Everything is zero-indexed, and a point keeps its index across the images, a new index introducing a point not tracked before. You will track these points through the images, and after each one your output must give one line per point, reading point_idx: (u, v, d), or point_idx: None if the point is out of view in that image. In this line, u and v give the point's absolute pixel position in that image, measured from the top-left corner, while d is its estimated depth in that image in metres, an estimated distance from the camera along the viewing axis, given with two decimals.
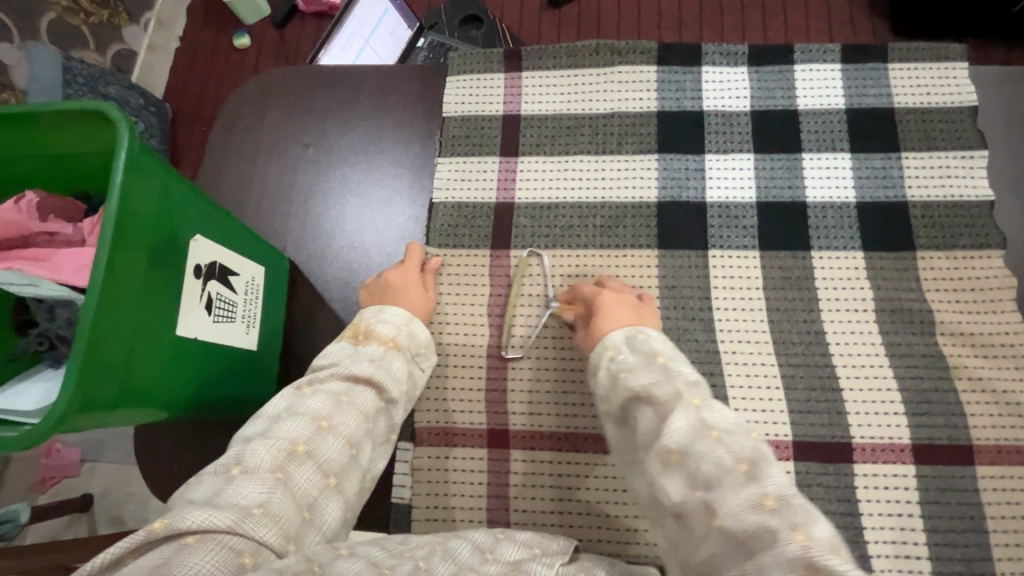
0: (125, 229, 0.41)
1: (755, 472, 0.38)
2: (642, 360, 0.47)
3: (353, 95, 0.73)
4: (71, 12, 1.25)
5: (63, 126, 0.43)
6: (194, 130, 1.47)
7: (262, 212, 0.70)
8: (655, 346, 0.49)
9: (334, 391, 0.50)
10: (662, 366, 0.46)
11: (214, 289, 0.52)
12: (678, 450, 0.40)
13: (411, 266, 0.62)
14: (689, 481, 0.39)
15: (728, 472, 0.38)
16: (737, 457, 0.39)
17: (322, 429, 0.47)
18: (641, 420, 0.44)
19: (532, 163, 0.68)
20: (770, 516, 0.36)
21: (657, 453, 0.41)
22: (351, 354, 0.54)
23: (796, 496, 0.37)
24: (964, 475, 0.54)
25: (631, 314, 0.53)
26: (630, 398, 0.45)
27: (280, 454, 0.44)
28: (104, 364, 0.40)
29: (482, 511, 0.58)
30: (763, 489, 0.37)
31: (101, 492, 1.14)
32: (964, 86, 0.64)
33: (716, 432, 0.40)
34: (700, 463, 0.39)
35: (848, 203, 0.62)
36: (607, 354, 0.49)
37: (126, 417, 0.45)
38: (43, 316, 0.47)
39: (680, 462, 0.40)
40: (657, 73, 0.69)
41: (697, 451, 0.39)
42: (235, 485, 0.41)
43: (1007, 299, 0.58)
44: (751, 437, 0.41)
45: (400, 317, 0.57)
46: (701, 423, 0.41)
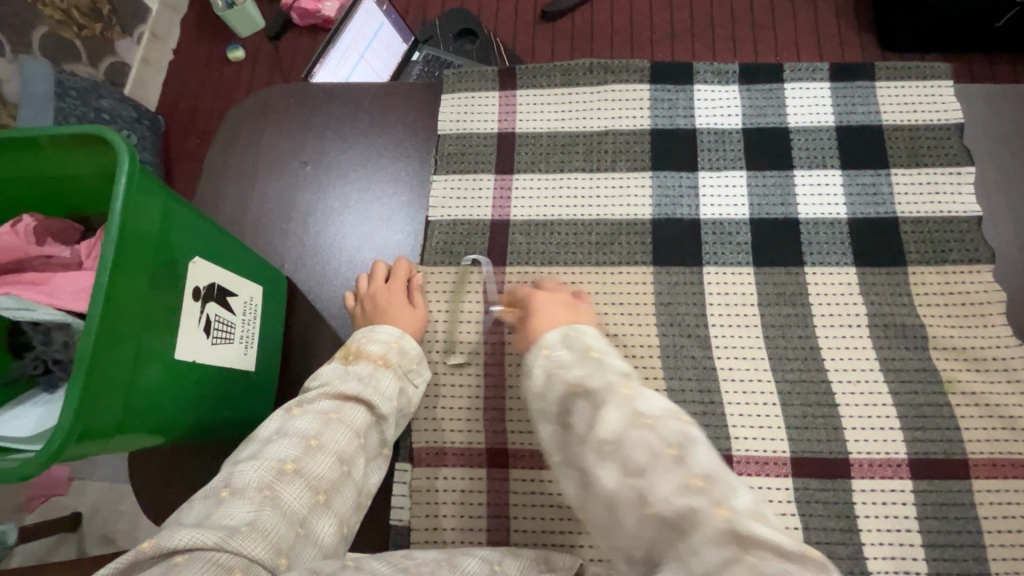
0: (125, 254, 0.41)
1: (682, 456, 0.38)
2: (576, 355, 0.46)
3: (349, 114, 0.74)
4: (64, 25, 1.25)
5: (60, 150, 0.43)
6: (187, 143, 1.47)
7: (258, 230, 0.70)
8: (588, 341, 0.47)
9: (323, 411, 0.50)
10: (596, 360, 0.45)
11: (213, 311, 0.52)
12: (611, 440, 0.39)
13: (396, 285, 0.62)
14: (623, 468, 0.38)
15: (715, 473, 0.37)
16: (666, 441, 0.38)
17: (313, 446, 0.47)
18: (603, 416, 0.42)
19: (527, 181, 0.68)
20: (702, 496, 0.36)
21: (590, 444, 0.40)
22: (341, 374, 0.53)
23: (771, 501, 0.37)
24: (961, 490, 0.54)
25: (580, 311, 0.54)
26: (563, 396, 0.43)
27: (267, 474, 0.44)
28: (105, 391, 0.40)
29: (480, 532, 0.57)
30: (692, 470, 0.37)
31: (91, 511, 1.13)
32: (950, 104, 0.66)
33: (646, 419, 0.39)
34: (634, 450, 0.38)
35: (839, 219, 0.63)
36: (540, 353, 0.47)
37: (126, 443, 0.45)
38: (40, 340, 0.47)
39: (612, 452, 0.39)
40: (650, 90, 0.70)
41: (684, 448, 0.38)
42: (227, 505, 0.42)
43: (997, 313, 0.59)
44: (678, 419, 0.40)
45: (391, 335, 0.57)
46: (631, 412, 0.40)
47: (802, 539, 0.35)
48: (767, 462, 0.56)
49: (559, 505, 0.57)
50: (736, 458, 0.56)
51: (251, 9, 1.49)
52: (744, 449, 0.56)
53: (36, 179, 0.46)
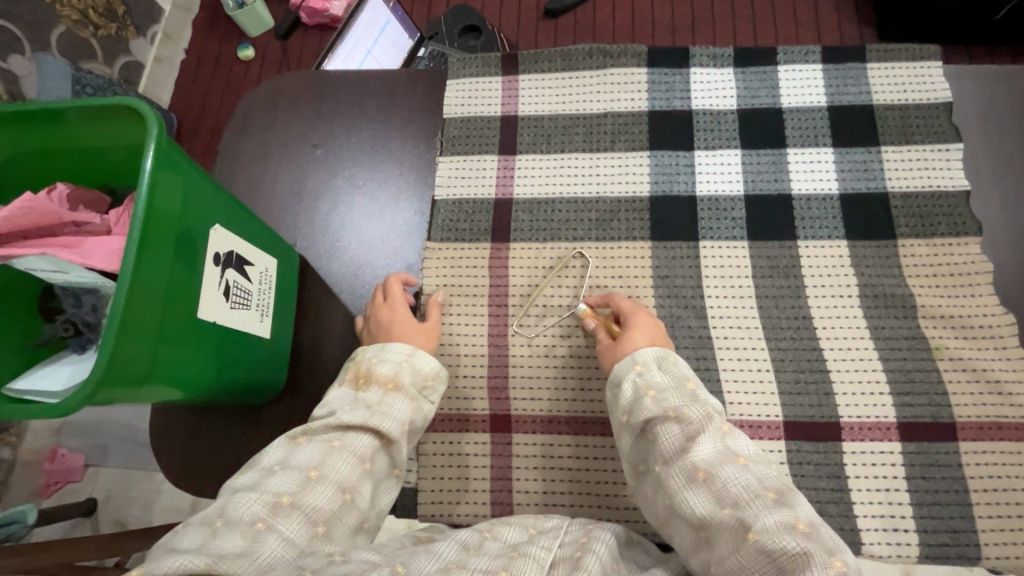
0: (153, 216, 0.44)
1: (784, 499, 0.42)
2: (672, 381, 0.51)
3: (358, 100, 0.77)
4: (81, 25, 1.29)
5: (90, 122, 0.47)
6: (200, 139, 1.51)
7: (273, 209, 0.73)
8: (684, 370, 0.52)
9: (328, 438, 0.51)
10: (692, 392, 0.50)
11: (231, 278, 0.55)
12: (704, 468, 0.44)
13: (400, 302, 0.62)
14: (717, 499, 0.43)
15: (755, 496, 0.42)
16: (767, 485, 0.43)
17: (311, 478, 0.48)
18: (665, 436, 0.48)
19: (530, 161, 0.71)
20: (809, 540, 0.38)
21: (680, 468, 0.45)
22: (351, 401, 0.54)
23: (824, 527, 0.40)
24: (948, 451, 0.56)
25: (660, 336, 0.56)
26: (658, 416, 0.48)
27: (294, 480, 0.47)
28: (134, 342, 0.43)
29: (485, 493, 0.60)
30: (796, 514, 0.40)
31: (105, 496, 1.16)
32: (940, 83, 0.68)
33: (743, 458, 0.45)
34: (731, 483, 0.43)
35: (831, 194, 0.65)
36: (636, 369, 0.52)
37: (152, 396, 0.48)
38: (70, 303, 0.50)
39: (705, 479, 0.44)
40: (647, 74, 0.72)
41: (723, 474, 0.44)
42: (238, 496, 0.45)
43: (985, 283, 0.61)
44: (771, 467, 0.45)
45: (401, 353, 0.58)
46: (728, 451, 0.46)
47: (853, 568, 0.37)
48: (762, 426, 0.58)
49: (561, 468, 0.60)
50: (732, 421, 0.58)
51: (261, 9, 1.53)
52: (739, 413, 0.59)
53: (67, 151, 0.50)
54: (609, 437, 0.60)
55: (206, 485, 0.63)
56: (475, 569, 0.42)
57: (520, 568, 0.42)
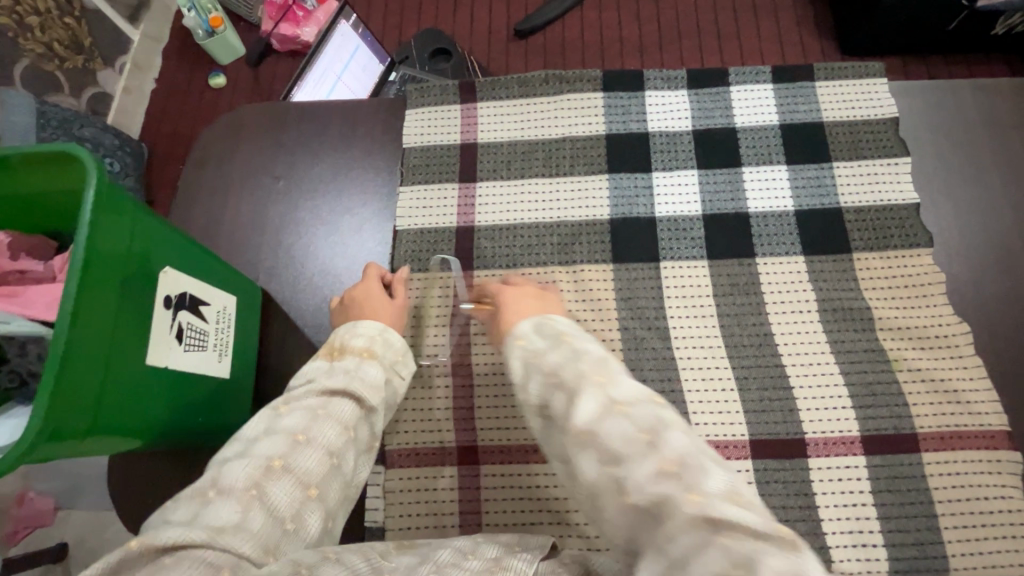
0: (96, 262, 0.43)
1: (655, 440, 0.38)
2: (551, 342, 0.47)
3: (320, 130, 0.76)
4: (46, 58, 1.28)
5: (31, 168, 0.45)
6: (170, 168, 1.49)
7: (238, 243, 0.72)
8: (561, 328, 0.49)
9: (310, 406, 0.52)
10: (571, 346, 0.46)
11: (185, 319, 0.54)
12: (586, 428, 0.40)
13: (374, 280, 0.63)
14: (602, 458, 0.39)
15: (631, 443, 0.38)
16: (640, 427, 0.39)
17: (277, 467, 0.47)
18: (557, 404, 0.43)
19: (490, 188, 0.71)
20: (674, 483, 0.36)
21: (570, 435, 0.41)
22: (326, 370, 0.55)
23: (693, 456, 0.37)
24: (912, 462, 0.57)
25: (532, 303, 0.54)
26: (543, 386, 0.44)
27: (257, 471, 0.46)
28: (75, 396, 0.41)
29: (454, 528, 0.59)
30: (665, 455, 0.37)
31: (77, 540, 1.11)
32: (885, 100, 0.70)
33: (621, 405, 0.40)
34: (611, 440, 0.39)
35: (787, 211, 0.66)
36: (516, 343, 0.48)
37: (100, 448, 0.46)
38: (14, 352, 0.47)
39: (589, 440, 0.39)
40: (603, 99, 0.73)
41: (606, 428, 0.39)
42: (210, 500, 0.43)
43: (937, 293, 0.62)
44: (652, 404, 0.41)
45: (373, 328, 0.59)
46: (607, 402, 0.41)
47: (714, 496, 0.35)
48: (729, 446, 0.58)
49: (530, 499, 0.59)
50: None
51: (231, 37, 1.53)
52: (706, 435, 0.58)
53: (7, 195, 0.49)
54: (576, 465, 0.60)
55: None
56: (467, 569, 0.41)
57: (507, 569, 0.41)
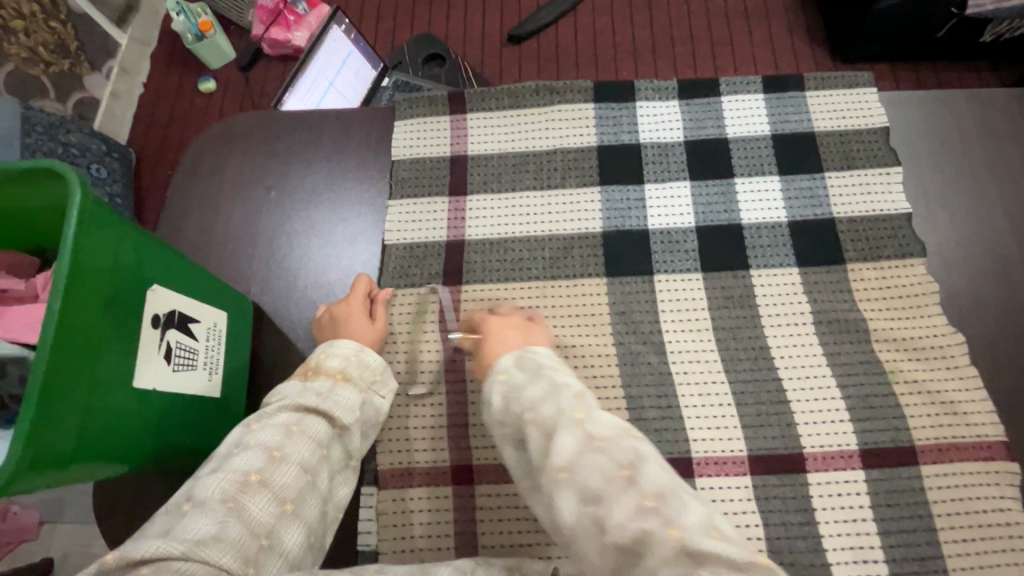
0: (79, 283, 0.41)
1: (634, 476, 0.37)
2: (529, 376, 0.47)
3: (309, 141, 0.75)
4: (31, 62, 1.26)
5: (11, 184, 0.44)
6: (158, 174, 1.47)
7: (228, 256, 0.70)
8: (541, 361, 0.49)
9: (284, 422, 0.51)
10: (550, 381, 0.46)
11: (174, 338, 0.52)
12: (566, 466, 0.39)
13: (356, 298, 0.62)
14: (581, 497, 0.37)
15: (611, 480, 0.37)
16: (619, 462, 0.38)
17: (251, 482, 0.46)
18: (533, 441, 0.42)
19: (481, 200, 0.70)
20: (654, 517, 0.35)
21: (546, 473, 0.40)
22: (300, 390, 0.54)
23: (672, 490, 0.37)
24: (910, 476, 0.56)
25: (517, 334, 0.54)
26: (521, 418, 0.44)
27: (231, 485, 0.45)
28: (57, 422, 0.40)
29: (449, 550, 0.58)
30: (643, 490, 0.37)
31: (62, 556, 1.07)
32: (876, 109, 0.70)
33: (598, 441, 0.40)
34: (588, 475, 0.38)
35: (780, 223, 0.66)
36: (496, 377, 0.48)
37: (87, 475, 0.45)
38: None
39: (567, 478, 0.38)
40: (595, 109, 0.73)
41: (583, 464, 0.38)
42: (188, 517, 0.42)
43: (931, 304, 0.62)
44: (628, 437, 0.41)
45: (349, 347, 0.58)
46: (584, 435, 0.40)
47: (692, 527, 0.35)
48: (726, 462, 0.57)
49: (525, 519, 0.58)
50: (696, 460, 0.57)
51: (221, 42, 1.51)
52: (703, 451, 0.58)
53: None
54: None
55: None
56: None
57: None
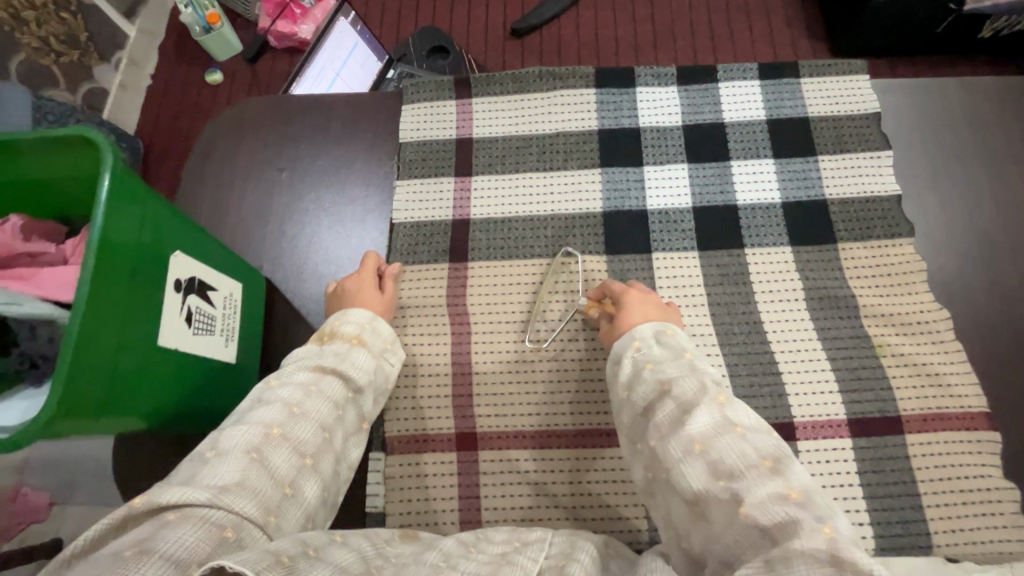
0: (111, 244, 0.44)
1: (779, 468, 0.41)
2: (670, 353, 0.52)
3: (320, 124, 0.78)
4: (42, 52, 1.29)
5: (43, 152, 0.47)
6: (166, 163, 1.49)
7: (242, 233, 0.73)
8: (681, 342, 0.53)
9: (303, 380, 0.53)
10: (689, 362, 0.51)
11: (194, 303, 0.55)
12: (701, 440, 0.44)
13: (367, 274, 0.65)
14: (711, 470, 0.42)
15: (752, 466, 0.41)
16: (763, 454, 0.42)
17: (274, 435, 0.48)
18: (662, 411, 0.47)
19: (486, 181, 0.73)
20: (800, 510, 0.38)
21: (680, 440, 0.45)
22: (316, 353, 0.56)
23: (820, 495, 0.39)
24: (896, 444, 0.59)
25: (656, 311, 0.58)
26: (654, 391, 0.49)
27: (257, 435, 0.47)
28: (92, 372, 0.43)
29: (453, 512, 0.60)
30: (790, 484, 0.40)
31: (71, 536, 1.06)
32: (868, 95, 0.72)
33: (740, 428, 0.44)
34: (726, 454, 0.42)
35: (774, 203, 0.69)
36: (634, 344, 0.54)
37: (113, 425, 0.48)
38: (25, 335, 0.47)
39: (702, 450, 0.43)
40: (595, 95, 0.75)
41: (720, 444, 0.43)
42: (213, 465, 0.44)
43: (918, 281, 0.64)
44: (771, 436, 0.44)
45: (363, 316, 0.61)
46: (727, 420, 0.45)
47: (845, 535, 0.36)
48: None
49: (526, 483, 0.61)
50: None
51: (228, 34, 1.53)
52: None
53: (28, 179, 0.50)
54: (570, 451, 0.61)
55: None
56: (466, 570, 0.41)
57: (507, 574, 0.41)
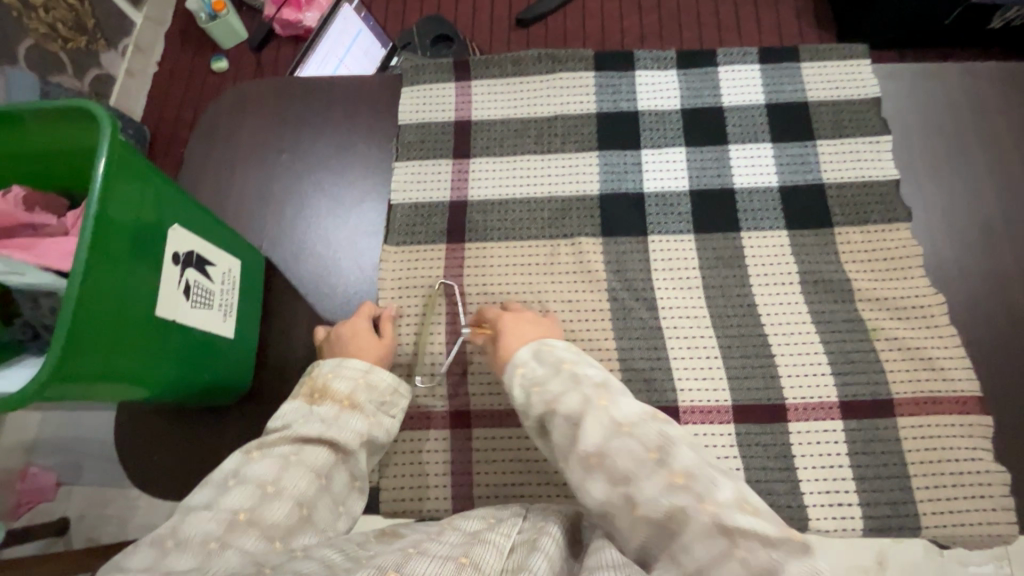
0: (109, 212, 0.45)
1: (664, 458, 0.44)
2: (550, 371, 0.52)
3: (320, 106, 0.78)
4: (49, 38, 1.29)
5: (46, 124, 0.48)
6: (172, 150, 1.51)
7: (242, 213, 0.74)
8: (560, 355, 0.53)
9: (282, 454, 0.51)
10: (570, 374, 0.51)
11: (192, 277, 0.56)
12: (596, 452, 0.45)
13: (363, 316, 0.64)
14: (610, 478, 0.44)
15: (641, 462, 0.44)
16: (648, 447, 0.44)
17: (240, 521, 0.45)
18: (556, 429, 0.48)
19: (483, 163, 0.73)
20: (685, 493, 0.41)
21: (577, 459, 0.46)
22: (305, 415, 0.55)
23: (700, 470, 0.43)
24: (887, 427, 0.59)
25: (535, 329, 0.58)
26: (544, 410, 0.50)
27: (219, 525, 0.44)
28: (91, 338, 0.44)
29: (447, 488, 0.61)
30: (674, 470, 0.43)
31: (78, 516, 1.08)
32: (869, 80, 0.72)
33: (626, 428, 0.46)
34: (619, 459, 0.44)
35: (771, 187, 0.69)
36: (517, 371, 0.53)
37: (112, 393, 0.49)
38: (28, 305, 0.48)
39: (597, 463, 0.45)
40: (594, 78, 0.75)
41: (612, 449, 0.45)
42: (170, 557, 0.42)
43: (914, 266, 0.64)
44: (654, 423, 0.47)
45: (357, 369, 0.58)
46: (611, 423, 0.46)
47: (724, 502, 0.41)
48: (711, 411, 0.60)
49: (519, 460, 0.61)
50: (682, 408, 0.61)
51: (234, 21, 1.54)
52: (690, 400, 0.61)
53: (32, 152, 0.51)
54: None
55: (169, 488, 0.63)
56: (433, 554, 0.39)
57: (479, 555, 0.40)
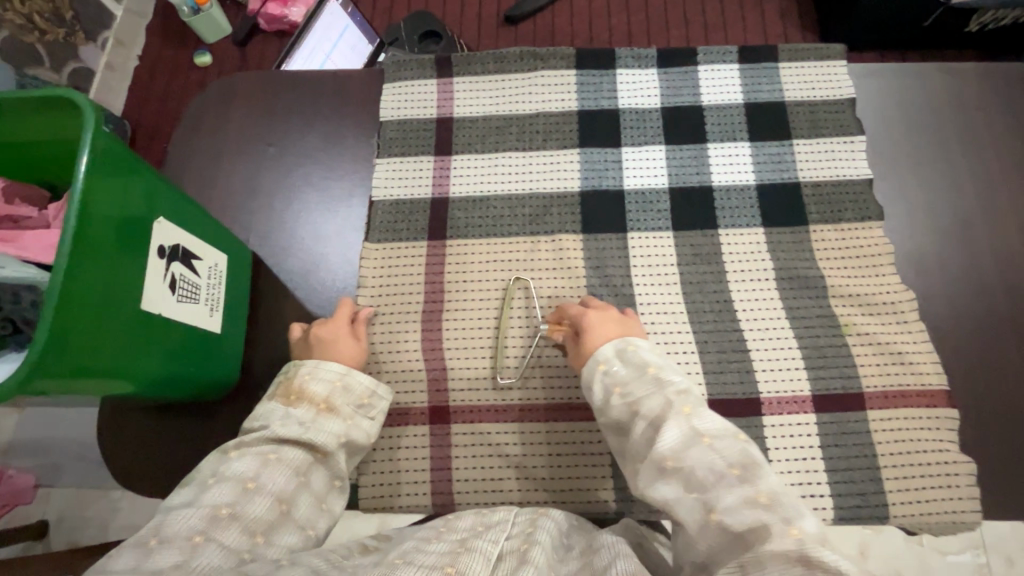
0: (94, 205, 0.44)
1: (747, 476, 0.43)
2: (635, 371, 0.51)
3: (301, 101, 0.78)
4: (26, 30, 1.24)
5: (26, 115, 0.47)
6: (155, 145, 1.48)
7: (222, 209, 0.73)
8: (645, 357, 0.52)
9: (262, 451, 0.52)
10: (656, 376, 0.50)
11: (178, 271, 0.55)
12: (673, 457, 0.45)
13: (343, 319, 0.63)
14: (685, 486, 0.44)
15: (720, 476, 0.43)
16: (731, 462, 0.44)
17: (223, 516, 0.46)
18: (638, 431, 0.49)
19: (464, 160, 0.73)
20: (769, 513, 0.41)
21: (654, 465, 0.45)
22: (282, 416, 0.54)
23: (786, 494, 0.42)
24: (858, 420, 0.60)
25: (620, 327, 0.57)
26: (628, 414, 0.50)
27: (201, 520, 0.45)
28: (74, 331, 0.43)
29: (427, 483, 0.62)
30: (759, 488, 0.42)
31: (57, 519, 1.06)
32: (843, 81, 0.73)
33: (707, 438, 0.45)
34: (698, 470, 0.44)
35: (749, 185, 0.70)
36: (600, 368, 0.53)
37: (98, 388, 0.48)
38: (7, 300, 0.47)
39: (676, 470, 0.44)
40: (576, 76, 0.76)
41: (693, 459, 0.44)
42: (154, 555, 0.42)
43: (887, 263, 0.66)
44: (736, 438, 0.45)
45: (334, 372, 0.58)
46: (692, 431, 0.46)
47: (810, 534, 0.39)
48: None
49: (499, 456, 0.62)
50: None
51: (217, 15, 1.51)
52: None
53: (12, 143, 0.51)
54: (542, 424, 0.63)
55: (147, 487, 0.62)
56: (421, 563, 0.41)
57: (464, 564, 0.42)
